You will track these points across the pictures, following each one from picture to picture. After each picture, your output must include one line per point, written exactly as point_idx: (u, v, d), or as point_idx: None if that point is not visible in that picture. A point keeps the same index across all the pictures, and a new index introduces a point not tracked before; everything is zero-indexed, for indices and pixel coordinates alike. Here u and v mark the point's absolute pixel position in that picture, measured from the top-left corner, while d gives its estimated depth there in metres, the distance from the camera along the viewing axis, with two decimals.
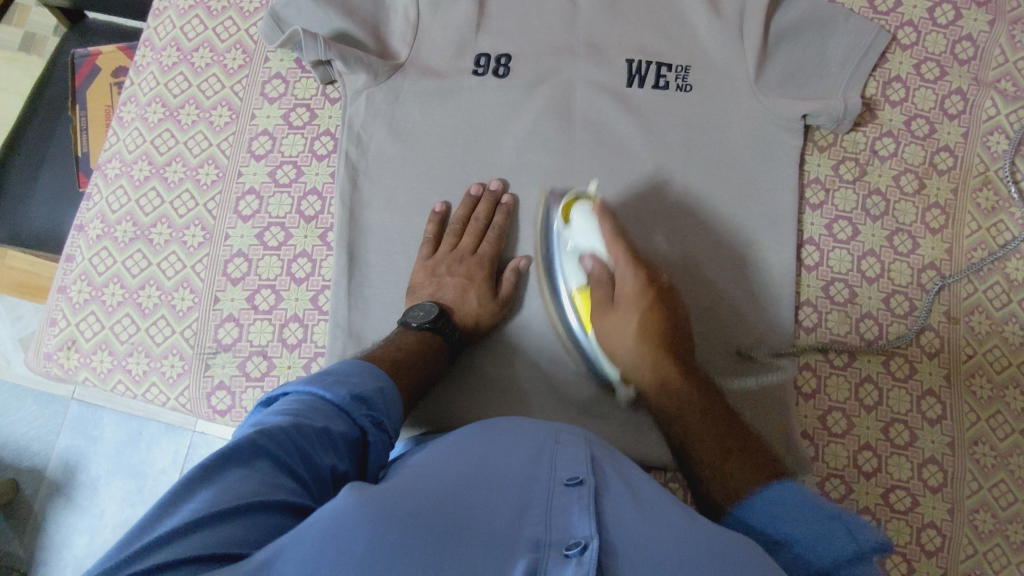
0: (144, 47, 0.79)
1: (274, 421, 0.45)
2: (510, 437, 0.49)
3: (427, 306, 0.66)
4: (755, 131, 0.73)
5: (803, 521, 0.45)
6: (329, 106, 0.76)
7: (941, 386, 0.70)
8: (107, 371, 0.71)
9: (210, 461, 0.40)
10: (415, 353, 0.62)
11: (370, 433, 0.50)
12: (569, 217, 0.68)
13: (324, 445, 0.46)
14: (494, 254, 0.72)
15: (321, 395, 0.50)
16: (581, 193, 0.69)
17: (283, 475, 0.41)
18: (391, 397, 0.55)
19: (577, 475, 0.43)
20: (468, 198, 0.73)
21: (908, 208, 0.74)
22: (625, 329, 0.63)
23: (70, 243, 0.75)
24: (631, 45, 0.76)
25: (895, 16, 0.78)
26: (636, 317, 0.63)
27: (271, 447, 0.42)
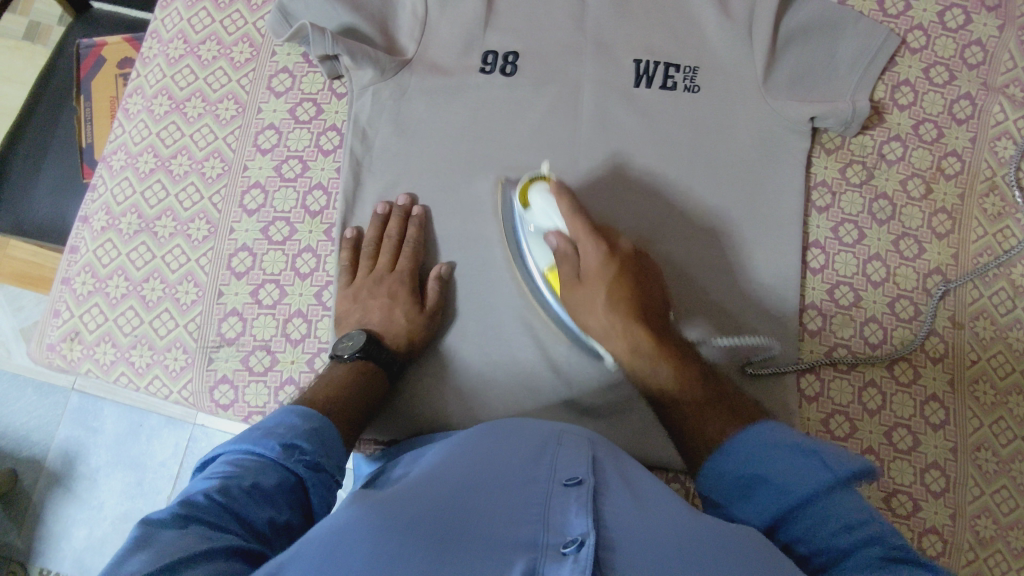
0: (151, 38, 0.79)
1: (202, 488, 0.45)
2: (513, 441, 0.49)
3: (353, 334, 0.65)
4: (762, 133, 0.73)
5: (782, 464, 0.46)
6: (336, 101, 0.76)
7: (945, 391, 0.70)
8: (110, 363, 0.71)
9: (138, 533, 0.40)
10: (347, 384, 0.61)
11: (310, 479, 0.49)
12: (527, 202, 0.68)
13: (257, 501, 0.45)
14: (413, 268, 0.70)
15: (251, 451, 0.49)
16: (535, 176, 0.69)
17: (218, 531, 0.41)
18: (330, 434, 0.53)
19: (577, 475, 0.43)
20: (374, 219, 0.71)
21: (914, 212, 0.74)
22: (595, 305, 0.61)
23: (75, 234, 0.75)
24: (639, 45, 0.75)
25: (905, 20, 0.77)
26: (602, 296, 0.60)
27: (197, 512, 0.42)
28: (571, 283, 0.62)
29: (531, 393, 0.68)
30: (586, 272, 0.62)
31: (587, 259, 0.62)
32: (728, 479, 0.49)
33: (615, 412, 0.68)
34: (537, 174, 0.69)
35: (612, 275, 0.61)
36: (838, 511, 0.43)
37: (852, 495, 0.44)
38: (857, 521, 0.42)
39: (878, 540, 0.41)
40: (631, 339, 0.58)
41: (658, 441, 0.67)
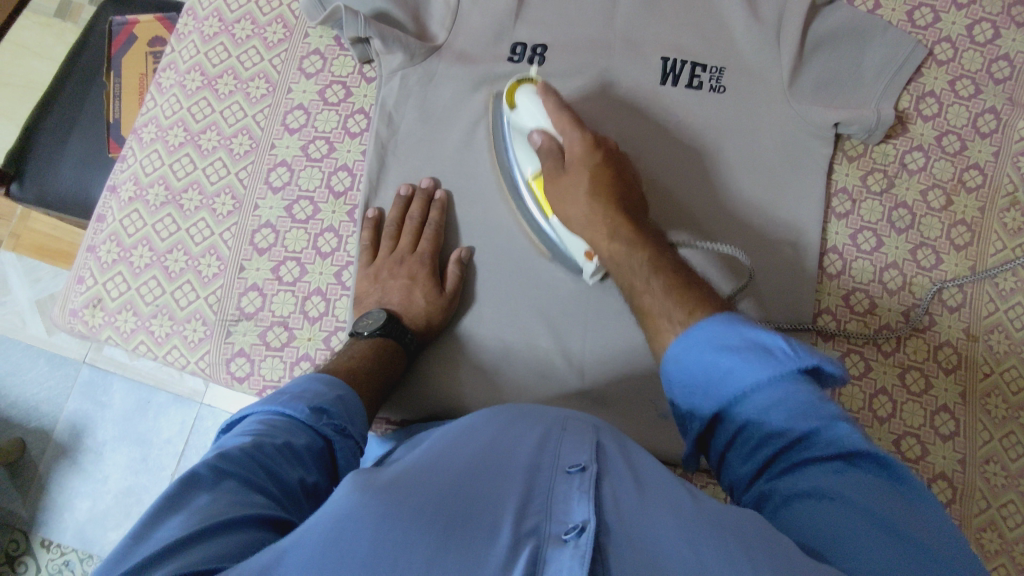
0: (187, 16, 0.80)
1: (235, 443, 0.46)
2: (518, 424, 0.49)
3: (376, 313, 0.66)
4: (785, 137, 0.74)
5: (744, 363, 0.44)
6: (364, 84, 0.77)
7: (956, 403, 0.70)
8: (131, 331, 0.72)
9: (174, 488, 0.41)
10: (368, 359, 0.62)
11: (337, 441, 0.51)
12: (514, 102, 0.69)
13: (288, 460, 0.46)
14: (434, 250, 0.71)
15: (282, 412, 0.50)
16: (524, 79, 0.70)
17: (250, 491, 0.42)
18: (353, 404, 0.55)
19: (580, 462, 0.43)
20: (398, 200, 0.72)
21: (933, 223, 0.74)
22: (576, 193, 0.63)
23: (102, 204, 0.76)
24: (667, 43, 0.76)
25: (933, 32, 0.77)
26: (585, 180, 0.62)
27: (233, 468, 0.43)
28: (553, 174, 0.65)
29: (545, 381, 0.69)
30: (572, 158, 0.64)
31: (573, 149, 0.64)
32: (684, 370, 0.48)
33: (626, 406, 0.68)
34: (526, 78, 0.70)
35: (594, 157, 0.63)
36: (795, 396, 0.43)
37: (808, 378, 0.44)
38: (815, 408, 0.42)
39: (832, 426, 0.42)
40: (609, 225, 0.60)
41: (671, 435, 0.67)
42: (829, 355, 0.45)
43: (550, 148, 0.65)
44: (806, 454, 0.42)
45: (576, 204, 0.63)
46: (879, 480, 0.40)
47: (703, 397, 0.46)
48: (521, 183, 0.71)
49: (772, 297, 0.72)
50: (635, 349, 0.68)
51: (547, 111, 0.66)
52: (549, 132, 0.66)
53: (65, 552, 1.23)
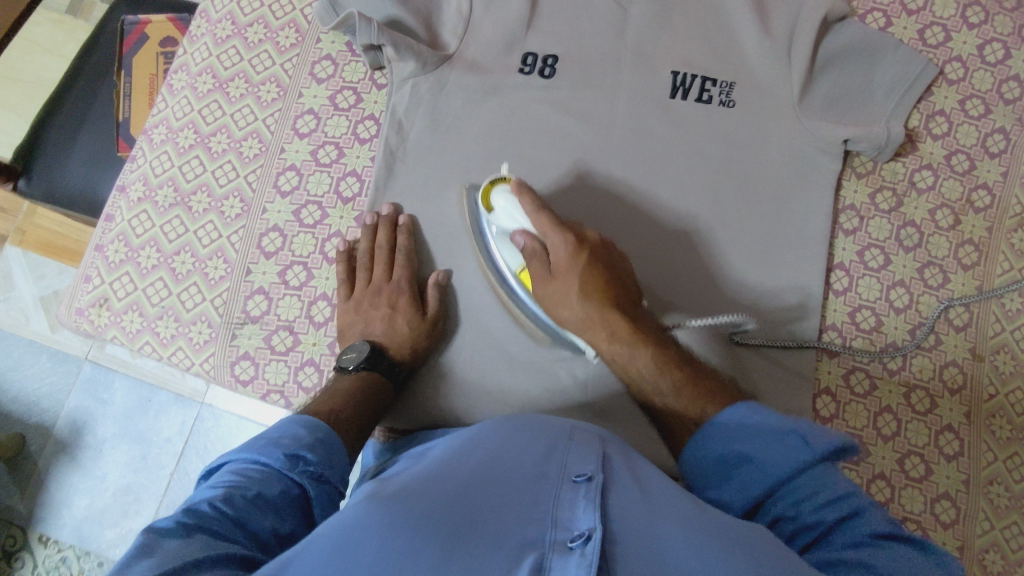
0: (200, 18, 0.80)
1: (207, 496, 0.45)
2: (525, 434, 0.48)
3: (358, 345, 0.66)
4: (794, 153, 0.74)
5: (761, 445, 0.48)
6: (375, 91, 0.77)
7: (961, 423, 0.70)
8: (136, 332, 0.72)
9: (142, 542, 0.40)
10: (351, 391, 0.62)
11: (313, 489, 0.50)
12: (490, 204, 0.67)
13: (260, 511, 0.45)
14: (410, 275, 0.71)
15: (257, 461, 0.49)
16: (495, 179, 0.68)
17: (218, 542, 0.41)
18: (332, 444, 0.53)
19: (586, 470, 0.43)
20: (365, 229, 0.72)
21: (941, 241, 0.74)
22: (568, 298, 0.61)
23: (111, 203, 0.76)
24: (677, 57, 0.76)
25: (944, 51, 0.78)
26: (575, 284, 0.60)
27: (201, 522, 0.43)
28: (542, 276, 0.62)
29: (548, 392, 0.69)
30: (557, 265, 0.62)
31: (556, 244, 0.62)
32: (711, 460, 0.50)
33: (629, 418, 0.68)
34: (498, 177, 0.68)
35: (580, 254, 0.61)
36: (820, 484, 0.45)
37: (833, 468, 0.46)
38: (843, 497, 0.44)
39: (861, 512, 0.43)
40: (607, 326, 0.59)
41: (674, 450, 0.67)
42: (852, 442, 0.47)
43: (533, 249, 0.63)
44: (839, 537, 0.43)
45: (568, 308, 0.61)
46: (909, 549, 0.41)
47: (732, 489, 0.48)
48: (510, 276, 0.68)
49: (777, 312, 0.72)
50: None
51: (527, 212, 0.64)
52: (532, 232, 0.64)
53: (61, 549, 1.23)
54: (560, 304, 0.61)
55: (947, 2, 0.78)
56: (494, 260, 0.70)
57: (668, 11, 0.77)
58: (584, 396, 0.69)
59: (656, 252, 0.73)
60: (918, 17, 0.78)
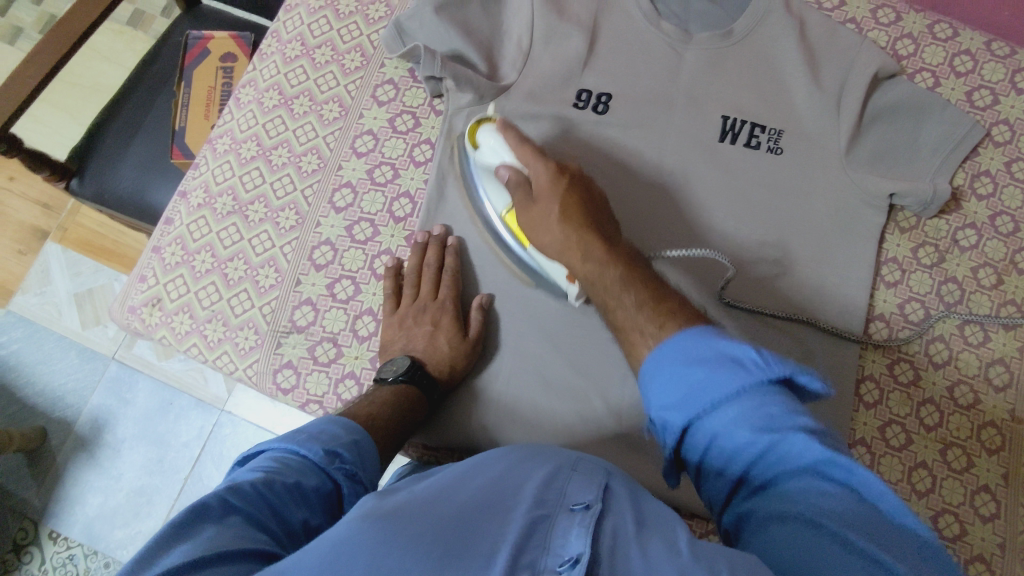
0: (271, 37, 0.84)
1: (247, 478, 0.45)
2: (535, 458, 0.47)
3: (400, 359, 0.67)
4: (838, 203, 0.75)
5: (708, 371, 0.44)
6: (433, 117, 0.80)
7: (998, 484, 0.70)
8: (185, 333, 0.74)
9: (180, 516, 0.40)
10: (392, 404, 0.63)
11: (347, 486, 0.50)
12: (476, 142, 0.71)
13: (296, 501, 0.45)
14: (455, 295, 0.72)
15: (295, 451, 0.49)
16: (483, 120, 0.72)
17: (254, 528, 0.41)
18: (367, 451, 0.55)
19: (587, 499, 0.42)
20: (414, 247, 0.73)
21: (983, 300, 0.75)
22: (547, 220, 0.62)
23: (171, 207, 0.79)
24: (728, 102, 0.78)
25: (992, 113, 0.79)
26: (556, 208, 0.62)
27: (240, 504, 0.42)
28: (525, 201, 0.65)
29: (582, 420, 0.69)
30: (538, 190, 0.64)
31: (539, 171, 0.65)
32: (668, 385, 0.46)
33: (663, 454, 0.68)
34: (485, 118, 0.72)
35: (559, 180, 0.64)
36: (756, 413, 0.42)
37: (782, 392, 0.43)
38: (775, 420, 0.41)
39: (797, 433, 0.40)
40: (584, 248, 0.60)
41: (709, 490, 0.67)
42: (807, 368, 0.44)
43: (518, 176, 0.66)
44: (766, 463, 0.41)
45: (550, 231, 0.62)
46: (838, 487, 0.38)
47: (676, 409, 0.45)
48: (497, 218, 0.72)
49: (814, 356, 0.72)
50: None
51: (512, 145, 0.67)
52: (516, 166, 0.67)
53: (71, 546, 1.23)
54: (542, 227, 0.63)
55: (997, 67, 0.80)
56: (483, 207, 0.74)
57: (722, 57, 0.78)
58: (620, 428, 0.69)
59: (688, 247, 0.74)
60: (967, 79, 0.80)
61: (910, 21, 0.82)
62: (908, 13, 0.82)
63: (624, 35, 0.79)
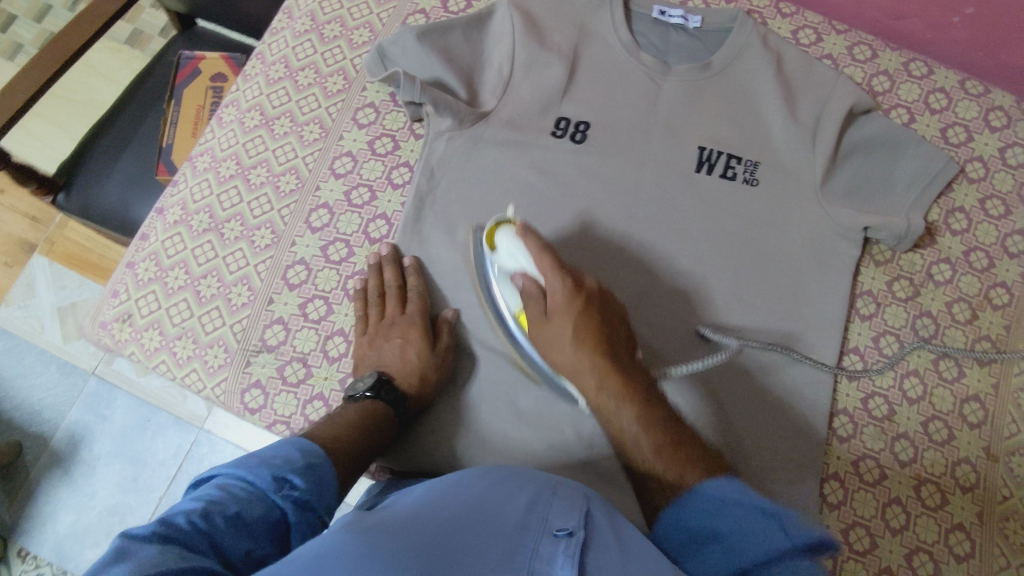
0: (256, 59, 0.85)
1: (186, 509, 0.44)
2: (507, 487, 0.49)
3: (367, 377, 0.66)
4: (814, 236, 0.75)
5: (738, 521, 0.46)
6: (413, 140, 0.80)
7: (973, 523, 0.68)
8: (154, 349, 0.73)
9: (114, 548, 0.38)
10: (358, 419, 0.62)
11: (295, 515, 0.48)
12: (495, 244, 0.69)
13: (235, 532, 0.44)
14: (423, 311, 0.71)
15: (244, 478, 0.48)
16: (501, 220, 0.70)
17: (194, 558, 0.39)
18: (323, 473, 0.52)
19: (567, 526, 0.43)
20: (379, 267, 0.74)
21: (957, 335, 0.74)
22: (559, 345, 0.60)
23: (147, 224, 0.79)
24: (705, 133, 0.78)
25: (966, 150, 0.80)
26: (567, 331, 0.59)
27: (177, 536, 0.41)
28: (540, 320, 0.62)
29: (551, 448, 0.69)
30: (552, 308, 0.62)
31: (554, 290, 0.62)
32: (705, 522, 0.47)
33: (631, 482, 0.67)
34: (504, 218, 0.70)
35: (579, 294, 0.61)
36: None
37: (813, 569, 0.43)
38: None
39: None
40: (596, 376, 0.57)
41: None
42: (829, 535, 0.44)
43: (530, 292, 0.64)
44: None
45: (561, 353, 0.60)
46: None
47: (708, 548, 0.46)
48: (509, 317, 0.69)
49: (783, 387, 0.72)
50: None
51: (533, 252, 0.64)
52: (531, 275, 0.65)
53: (39, 565, 1.20)
54: (553, 347, 0.61)
55: (970, 105, 0.81)
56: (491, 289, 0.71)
57: (699, 90, 0.79)
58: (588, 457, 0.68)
59: (662, 277, 0.74)
60: (941, 116, 0.81)
61: (885, 59, 0.83)
62: (883, 51, 0.83)
63: (604, 66, 0.80)
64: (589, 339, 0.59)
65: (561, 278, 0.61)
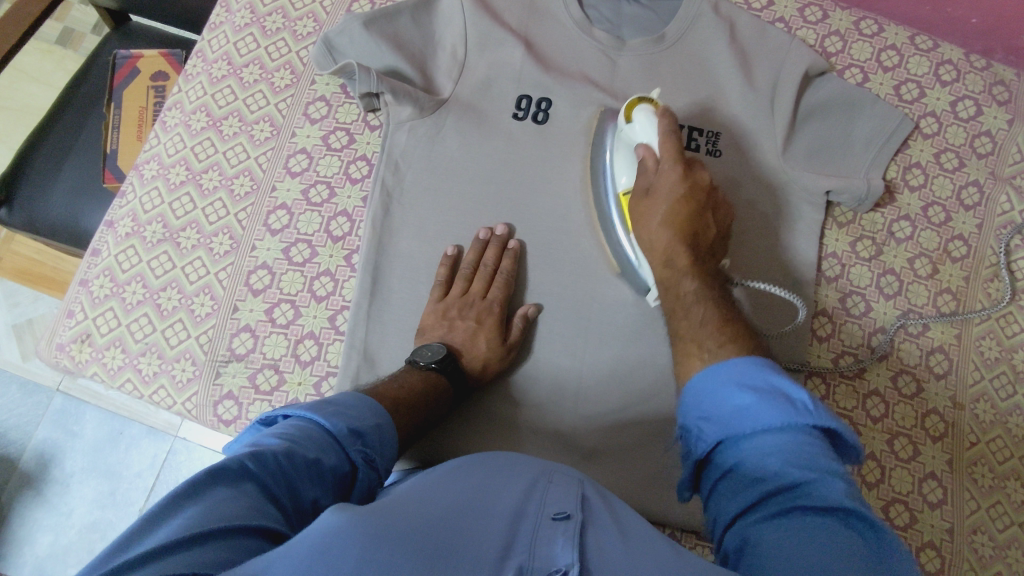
0: (196, 57, 0.81)
1: (270, 445, 0.47)
2: (505, 474, 0.50)
3: (436, 347, 0.67)
4: (778, 206, 0.76)
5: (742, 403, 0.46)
6: (368, 132, 0.78)
7: (943, 470, 0.71)
8: (118, 368, 0.71)
9: (196, 477, 0.42)
10: (418, 392, 0.62)
11: (362, 470, 0.52)
12: (630, 115, 0.69)
13: (312, 477, 0.47)
14: (504, 299, 0.71)
15: (321, 424, 0.52)
16: (644, 97, 0.70)
17: (266, 501, 0.43)
18: (387, 435, 0.56)
19: (565, 510, 0.44)
20: (475, 243, 0.73)
21: (920, 290, 0.76)
22: (649, 219, 0.64)
23: (97, 237, 0.76)
24: (665, 107, 0.77)
25: (919, 106, 0.80)
26: (663, 208, 0.63)
27: (260, 471, 0.44)
28: (642, 192, 0.66)
29: (536, 433, 0.70)
30: (658, 183, 0.64)
31: (664, 169, 0.64)
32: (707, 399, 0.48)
33: (615, 462, 0.69)
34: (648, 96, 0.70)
35: (685, 186, 0.63)
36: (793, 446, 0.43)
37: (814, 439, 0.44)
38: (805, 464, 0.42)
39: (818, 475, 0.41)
40: (669, 252, 0.62)
41: (659, 494, 0.69)
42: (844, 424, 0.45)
43: (643, 167, 0.67)
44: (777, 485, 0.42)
45: (648, 230, 0.64)
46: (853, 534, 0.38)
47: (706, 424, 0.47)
48: (612, 195, 0.73)
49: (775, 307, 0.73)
50: (627, 405, 0.70)
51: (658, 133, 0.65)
52: (652, 150, 0.66)
53: None
54: (642, 223, 0.65)
55: (921, 60, 0.82)
56: (601, 172, 0.75)
57: (657, 63, 0.78)
58: (571, 437, 0.70)
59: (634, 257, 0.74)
60: (893, 73, 0.81)
61: (836, 19, 0.83)
62: (833, 11, 0.83)
63: (558, 44, 0.79)
64: (680, 229, 0.62)
65: (677, 166, 0.64)
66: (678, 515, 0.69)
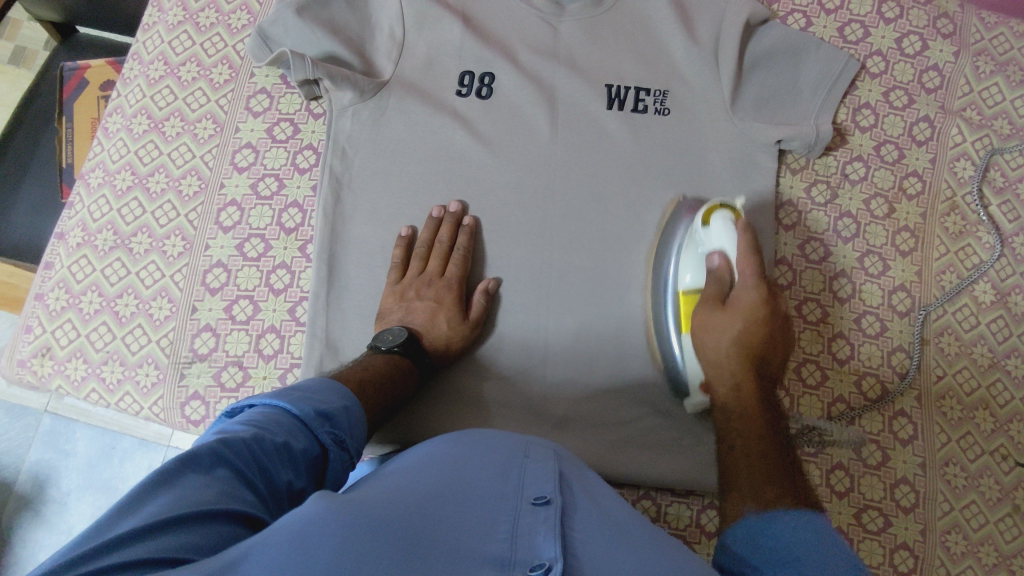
0: (132, 60, 0.81)
1: (238, 432, 0.46)
2: (480, 450, 0.50)
3: (397, 330, 0.66)
4: (733, 156, 0.74)
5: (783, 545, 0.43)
6: (312, 121, 0.77)
7: (913, 407, 0.71)
8: (81, 378, 0.71)
9: (166, 466, 0.41)
10: (383, 375, 0.62)
11: (333, 451, 0.51)
12: (706, 222, 0.65)
13: (283, 461, 0.47)
14: (462, 276, 0.71)
15: (287, 409, 0.51)
16: (723, 201, 0.66)
17: (240, 485, 0.42)
18: (356, 418, 0.56)
19: (545, 494, 0.44)
20: (430, 222, 0.72)
21: (878, 230, 0.76)
22: (723, 330, 0.60)
23: (50, 251, 0.75)
24: (610, 70, 0.76)
25: (864, 46, 0.80)
26: (738, 326, 0.60)
27: (231, 457, 0.43)
28: (713, 301, 0.62)
29: (505, 406, 0.70)
30: (736, 300, 0.61)
31: (740, 296, 0.61)
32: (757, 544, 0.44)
33: (587, 429, 0.69)
34: (727, 202, 0.66)
35: (763, 310, 0.60)
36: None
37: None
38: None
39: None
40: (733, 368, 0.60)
41: (634, 458, 0.69)
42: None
43: (717, 277, 0.63)
44: None
45: (719, 343, 0.60)
46: None
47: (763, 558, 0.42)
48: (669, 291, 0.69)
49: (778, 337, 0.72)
50: (595, 372, 0.70)
51: (739, 245, 0.62)
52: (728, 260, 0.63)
53: None
54: (714, 334, 0.61)
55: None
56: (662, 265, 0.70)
57: (598, 25, 0.77)
58: (541, 407, 0.70)
59: (589, 221, 0.73)
60: (836, 15, 0.81)
61: None
62: None
63: (496, 14, 0.78)
64: (748, 351, 0.59)
65: (753, 287, 0.60)
66: (651, 475, 0.69)
